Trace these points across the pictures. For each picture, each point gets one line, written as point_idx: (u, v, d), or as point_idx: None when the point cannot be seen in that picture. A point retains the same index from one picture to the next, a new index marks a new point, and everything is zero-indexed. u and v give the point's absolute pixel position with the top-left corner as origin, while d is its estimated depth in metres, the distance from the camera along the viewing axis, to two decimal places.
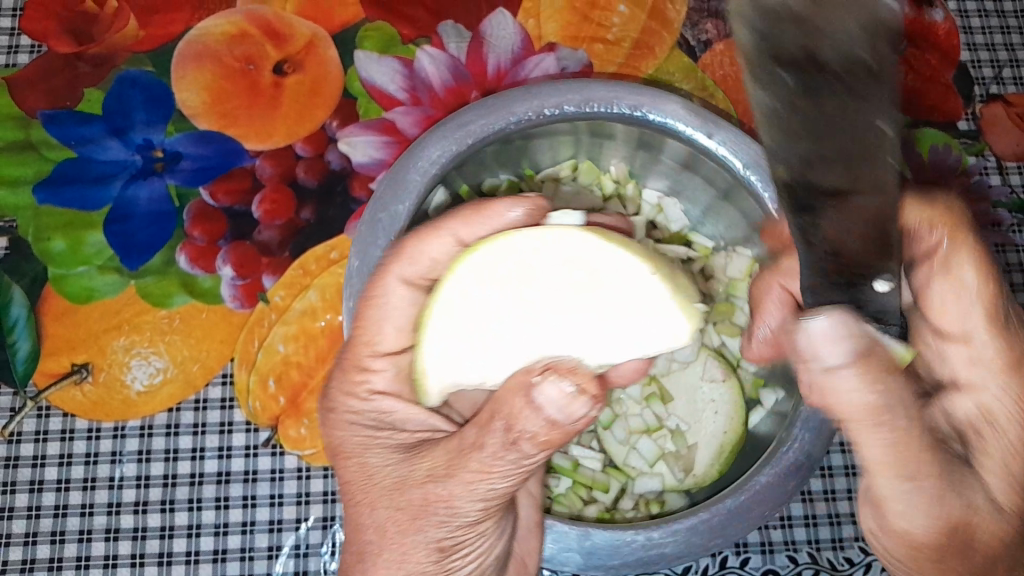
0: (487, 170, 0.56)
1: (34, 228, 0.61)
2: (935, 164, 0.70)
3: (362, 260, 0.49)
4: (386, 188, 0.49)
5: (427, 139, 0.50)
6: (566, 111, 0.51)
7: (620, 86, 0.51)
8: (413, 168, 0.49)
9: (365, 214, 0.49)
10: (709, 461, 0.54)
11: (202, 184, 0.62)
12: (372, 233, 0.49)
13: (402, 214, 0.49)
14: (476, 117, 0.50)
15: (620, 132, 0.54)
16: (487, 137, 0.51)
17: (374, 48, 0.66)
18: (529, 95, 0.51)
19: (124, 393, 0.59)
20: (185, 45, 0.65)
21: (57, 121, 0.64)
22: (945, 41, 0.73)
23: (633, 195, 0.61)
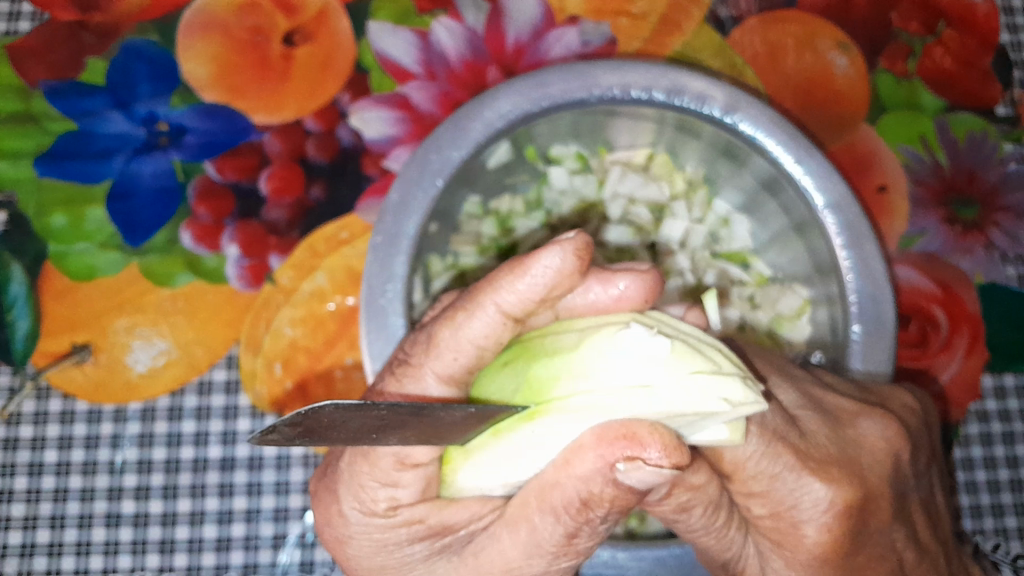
0: (557, 139, 0.53)
1: (34, 203, 0.59)
2: (970, 150, 0.67)
3: (402, 197, 0.45)
4: (446, 127, 0.46)
5: (502, 89, 0.46)
6: (653, 98, 0.46)
7: (720, 84, 0.46)
8: (477, 118, 0.45)
9: (418, 148, 0.46)
10: None
11: (207, 160, 0.60)
12: (420, 171, 0.45)
13: (453, 160, 0.45)
14: (560, 80, 0.46)
15: (708, 135, 0.49)
16: (562, 106, 0.46)
17: (389, 19, 0.63)
18: (622, 69, 0.46)
19: (126, 375, 0.57)
20: (192, 13, 0.63)
21: (58, 91, 0.61)
22: (984, 26, 0.69)
23: (701, 202, 0.58)
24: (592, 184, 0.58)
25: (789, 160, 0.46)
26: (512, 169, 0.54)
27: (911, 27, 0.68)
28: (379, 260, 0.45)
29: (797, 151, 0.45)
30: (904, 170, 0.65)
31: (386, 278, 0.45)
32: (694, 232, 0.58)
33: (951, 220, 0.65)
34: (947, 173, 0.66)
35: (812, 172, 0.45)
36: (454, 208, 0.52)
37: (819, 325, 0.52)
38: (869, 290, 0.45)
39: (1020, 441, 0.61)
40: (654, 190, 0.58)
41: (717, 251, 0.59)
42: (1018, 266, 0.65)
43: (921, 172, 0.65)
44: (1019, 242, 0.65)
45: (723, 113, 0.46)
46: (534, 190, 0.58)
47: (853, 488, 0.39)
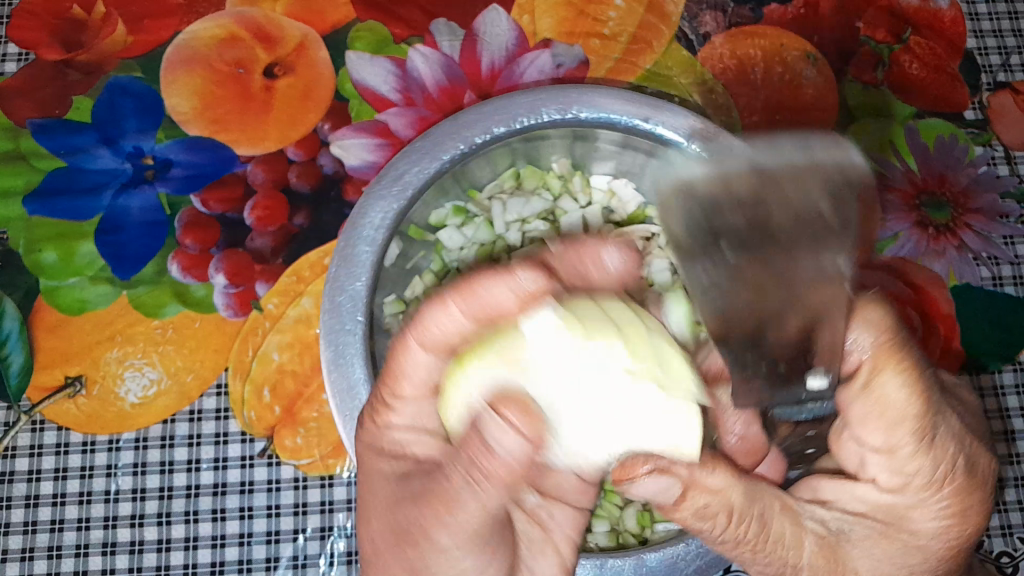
0: (431, 208, 0.56)
1: (25, 240, 0.61)
2: (941, 154, 0.68)
3: (334, 352, 0.47)
4: (339, 266, 0.48)
5: (366, 203, 0.49)
6: (496, 132, 0.51)
7: (542, 94, 0.51)
8: (359, 239, 0.49)
9: (324, 299, 0.48)
10: None
11: (193, 192, 0.62)
12: (334, 320, 0.47)
13: (361, 291, 0.48)
14: (408, 164, 0.50)
15: (555, 133, 0.54)
16: (424, 182, 0.51)
17: (366, 48, 0.65)
18: (453, 127, 0.51)
19: (119, 405, 0.58)
20: (175, 50, 0.64)
21: (46, 130, 0.63)
22: (951, 28, 0.71)
23: (581, 186, 0.61)
24: (483, 228, 0.60)
25: (644, 123, 0.51)
26: (407, 252, 0.57)
27: (878, 35, 0.70)
28: (342, 372, 0.47)
29: (641, 113, 0.51)
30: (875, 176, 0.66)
31: (350, 390, 0.47)
32: (590, 215, 0.61)
33: (924, 224, 0.66)
34: (918, 178, 0.67)
35: (659, 120, 0.51)
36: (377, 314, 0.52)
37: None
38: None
39: (1001, 441, 0.62)
40: (536, 203, 0.61)
41: (617, 221, 0.62)
42: (988, 268, 0.66)
43: (892, 177, 0.67)
44: (990, 242, 0.66)
45: (560, 112, 0.51)
46: (435, 259, 0.60)
47: (927, 428, 0.42)
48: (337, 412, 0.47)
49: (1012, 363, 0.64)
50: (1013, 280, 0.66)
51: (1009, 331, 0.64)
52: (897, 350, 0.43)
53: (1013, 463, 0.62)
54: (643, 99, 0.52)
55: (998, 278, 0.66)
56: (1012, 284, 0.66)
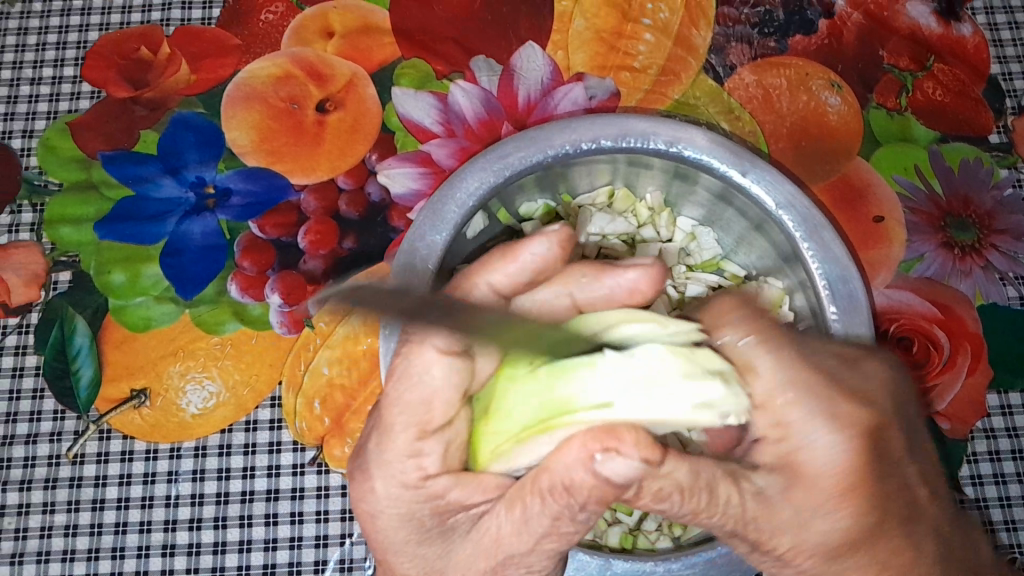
0: (525, 198, 0.59)
1: (96, 262, 0.66)
2: (965, 177, 0.70)
3: (399, 288, 0.49)
4: (425, 217, 0.51)
5: (466, 170, 0.52)
6: (603, 145, 0.53)
7: (656, 121, 0.52)
8: (451, 200, 0.51)
9: (403, 242, 0.50)
10: None
11: (250, 218, 0.66)
12: (411, 262, 0.50)
13: (438, 244, 0.50)
14: (516, 149, 0.52)
15: (657, 164, 0.56)
16: (525, 170, 0.52)
17: (411, 84, 0.70)
18: (567, 128, 0.52)
19: (179, 416, 0.62)
20: (234, 87, 0.69)
21: (115, 161, 0.68)
22: (974, 56, 0.74)
23: (667, 222, 0.63)
24: None
25: (734, 172, 0.52)
26: (488, 233, 0.60)
27: (901, 64, 0.72)
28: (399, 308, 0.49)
29: (735, 163, 0.52)
30: (899, 198, 0.69)
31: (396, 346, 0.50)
32: (666, 250, 0.63)
33: (950, 244, 0.68)
34: (942, 201, 0.69)
35: (758, 176, 0.51)
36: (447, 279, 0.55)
37: (799, 311, 0.57)
38: (838, 272, 0.50)
39: None
40: (622, 224, 0.62)
41: (691, 265, 0.64)
42: (1018, 287, 0.67)
43: (916, 200, 0.69)
44: (1017, 262, 0.68)
45: (667, 144, 0.52)
46: None
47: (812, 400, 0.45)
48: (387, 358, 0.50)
49: None
50: None
51: None
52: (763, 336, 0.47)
53: None
54: (749, 154, 0.52)
55: None
56: None
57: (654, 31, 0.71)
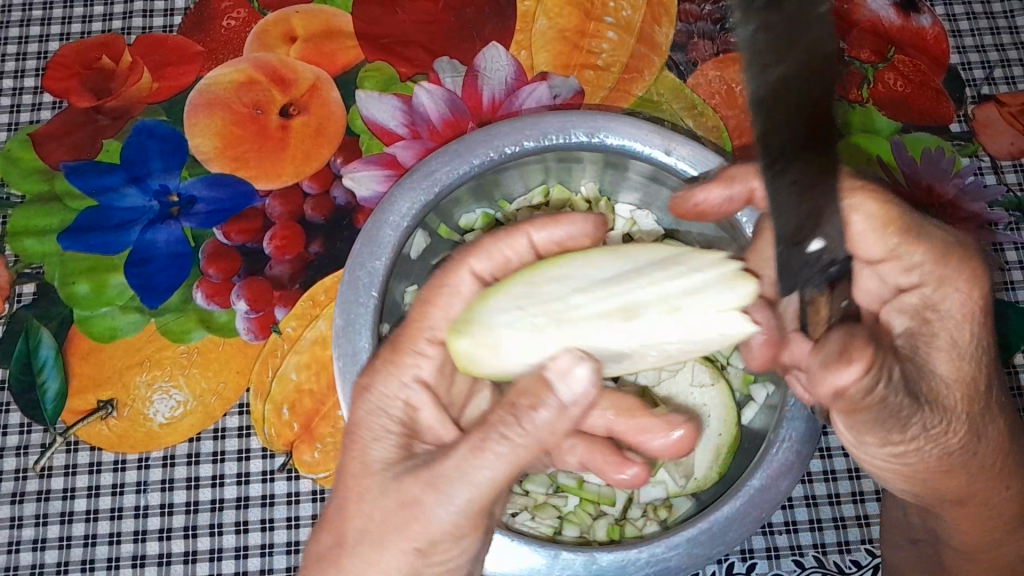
0: (459, 209, 0.60)
1: (60, 273, 0.65)
2: (929, 166, 0.71)
3: (346, 319, 0.51)
4: (362, 245, 0.53)
5: (396, 193, 0.54)
6: (527, 146, 0.55)
7: (572, 116, 0.55)
8: (386, 224, 0.53)
9: (344, 273, 0.52)
10: (707, 464, 0.55)
11: (215, 225, 0.66)
12: (354, 292, 0.52)
13: (379, 270, 0.52)
14: (442, 164, 0.54)
15: (587, 158, 0.58)
16: (454, 182, 0.55)
17: (375, 87, 0.69)
18: (489, 137, 0.55)
19: (147, 425, 0.62)
20: (197, 95, 0.69)
21: (78, 171, 0.67)
22: (934, 46, 0.75)
23: (607, 210, 0.62)
24: None
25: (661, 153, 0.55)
26: (433, 250, 0.61)
27: (862, 56, 0.73)
28: (348, 337, 0.51)
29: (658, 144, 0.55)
30: None
31: (353, 384, 0.50)
32: None
33: None
34: (907, 190, 0.69)
35: (680, 154, 0.55)
36: (395, 302, 0.57)
37: None
38: None
39: None
40: None
41: None
42: None
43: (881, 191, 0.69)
44: (980, 249, 0.69)
45: (586, 136, 0.55)
46: None
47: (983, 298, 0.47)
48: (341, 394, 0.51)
49: (1007, 366, 0.66)
50: (1004, 285, 0.68)
51: (1003, 335, 0.66)
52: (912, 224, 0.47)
53: None
54: (669, 133, 0.55)
55: (989, 283, 0.68)
56: (1004, 289, 0.68)
57: (617, 29, 0.72)
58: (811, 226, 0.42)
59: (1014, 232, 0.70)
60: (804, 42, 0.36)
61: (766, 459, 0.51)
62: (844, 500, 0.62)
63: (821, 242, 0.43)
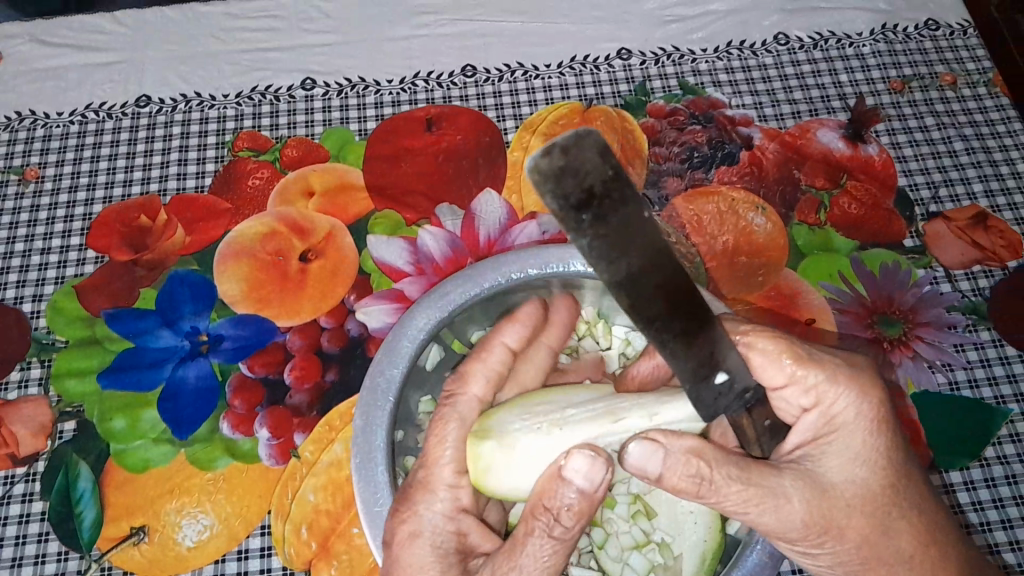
0: (473, 326, 0.66)
1: (99, 409, 0.71)
2: (886, 279, 0.77)
3: (365, 420, 0.57)
4: (383, 355, 0.59)
5: (415, 309, 0.61)
6: (530, 273, 0.62)
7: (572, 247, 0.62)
8: (404, 336, 0.60)
9: (365, 380, 0.58)
10: (694, 569, 0.59)
11: (240, 360, 0.72)
12: (373, 397, 0.58)
13: (396, 376, 0.58)
14: (455, 285, 0.61)
15: (590, 287, 0.64)
16: (465, 302, 0.61)
17: (384, 231, 0.78)
18: (498, 263, 0.62)
19: (176, 550, 0.66)
20: (225, 245, 0.78)
21: (118, 317, 0.75)
22: (882, 172, 0.83)
23: (604, 332, 0.67)
24: None
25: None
26: (447, 362, 0.66)
27: (818, 183, 0.81)
28: (366, 438, 0.56)
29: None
30: (828, 302, 0.76)
31: (373, 489, 0.55)
32: (608, 359, 0.67)
33: (879, 339, 0.74)
34: (867, 301, 0.76)
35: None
36: (408, 408, 0.63)
37: None
38: None
39: (978, 531, 0.67)
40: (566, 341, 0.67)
41: None
42: (944, 373, 0.73)
43: (844, 302, 0.76)
44: (942, 351, 0.74)
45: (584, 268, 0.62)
46: None
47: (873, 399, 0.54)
48: (359, 501, 0.55)
49: (978, 460, 0.70)
50: (967, 383, 0.73)
51: (971, 430, 0.71)
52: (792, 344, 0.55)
53: (991, 552, 0.67)
54: None
55: (953, 382, 0.73)
56: (968, 386, 0.73)
57: None
58: (712, 363, 0.49)
59: (972, 333, 0.76)
60: (638, 240, 0.42)
61: (745, 556, 0.56)
62: None
63: (724, 374, 0.50)
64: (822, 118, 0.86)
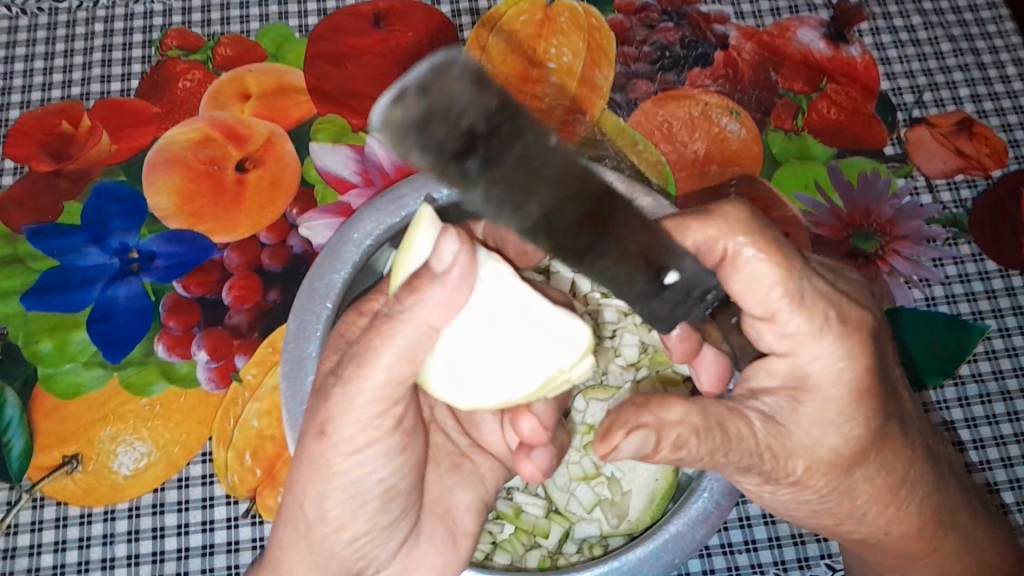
0: None
1: (24, 333, 0.66)
2: (864, 189, 0.73)
3: (300, 325, 0.53)
4: (324, 259, 0.54)
5: (364, 212, 0.55)
6: None
7: (544, 156, 0.57)
8: (349, 241, 0.54)
9: (304, 283, 0.54)
10: (641, 506, 0.56)
11: (175, 279, 0.67)
12: (310, 301, 0.53)
13: (338, 283, 0.54)
14: (411, 190, 0.55)
15: (564, 200, 0.59)
16: (421, 209, 0.56)
17: (327, 138, 0.72)
18: None
19: (112, 478, 0.62)
20: (155, 154, 0.71)
21: (40, 234, 0.69)
22: (865, 74, 0.78)
23: None
24: None
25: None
26: None
27: (796, 87, 0.76)
28: (298, 345, 0.53)
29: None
30: (802, 214, 0.71)
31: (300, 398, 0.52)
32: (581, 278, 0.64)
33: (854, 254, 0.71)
34: (844, 213, 0.72)
35: (641, 206, 0.56)
36: None
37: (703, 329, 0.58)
38: None
39: None
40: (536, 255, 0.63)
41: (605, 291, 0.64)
42: (920, 289, 0.70)
43: (820, 215, 0.72)
44: (920, 265, 0.71)
45: None
46: None
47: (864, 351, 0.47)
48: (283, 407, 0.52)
49: (952, 377, 0.68)
50: (944, 299, 0.70)
51: (943, 348, 0.69)
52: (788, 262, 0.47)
53: None
54: (635, 182, 0.56)
55: (930, 298, 0.70)
56: (945, 302, 0.70)
57: (559, 72, 0.74)
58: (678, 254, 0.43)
59: (952, 247, 0.72)
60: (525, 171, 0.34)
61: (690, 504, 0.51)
62: None
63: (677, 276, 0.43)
64: (803, 15, 0.80)
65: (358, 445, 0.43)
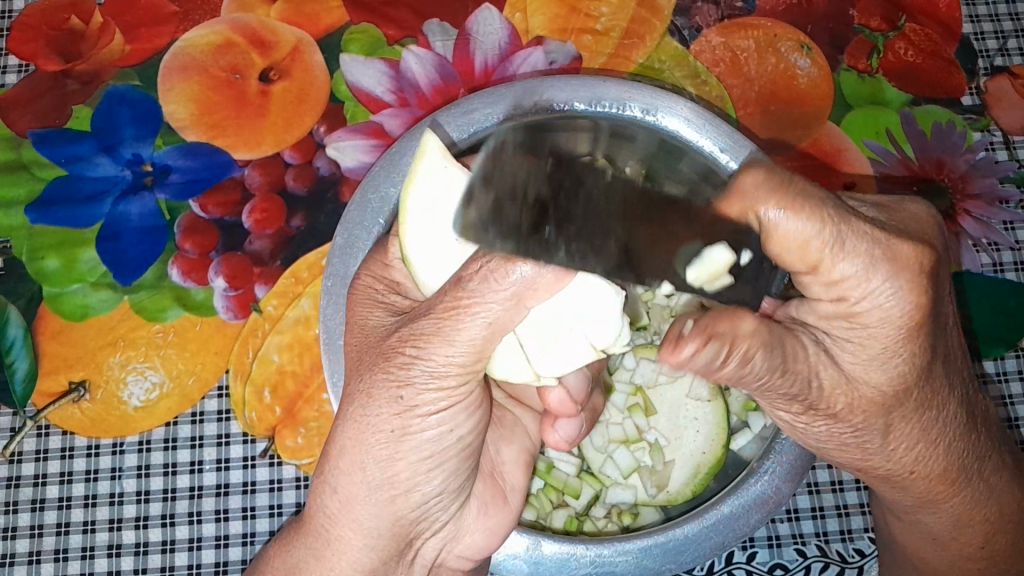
0: None
1: (28, 248, 0.62)
2: (939, 141, 0.68)
3: (347, 240, 0.49)
4: (381, 166, 0.49)
5: (429, 123, 0.50)
6: (576, 107, 0.51)
7: (633, 85, 0.51)
8: (410, 152, 0.49)
9: (356, 193, 0.49)
10: (683, 479, 0.54)
11: (191, 197, 0.62)
12: (362, 215, 0.49)
13: (392, 197, 0.49)
14: (483, 106, 0.51)
15: None
16: (491, 128, 0.51)
17: (360, 50, 0.66)
18: (539, 89, 0.51)
19: (122, 408, 0.59)
20: (171, 57, 0.65)
21: (46, 139, 0.64)
22: (946, 15, 0.71)
23: None
24: None
25: (715, 147, 0.51)
26: None
27: (872, 24, 0.69)
28: (342, 262, 0.49)
29: (714, 137, 0.51)
30: (871, 164, 0.66)
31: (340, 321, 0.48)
32: None
33: None
34: (915, 165, 0.67)
35: (735, 155, 0.50)
36: None
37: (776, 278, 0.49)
38: None
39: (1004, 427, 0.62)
40: None
41: None
42: (989, 253, 0.66)
43: (889, 165, 0.66)
44: (990, 228, 0.66)
45: (641, 112, 0.51)
46: None
47: (922, 256, 0.38)
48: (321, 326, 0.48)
49: (1015, 349, 0.64)
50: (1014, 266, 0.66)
51: (1009, 317, 0.64)
52: (811, 203, 0.36)
53: None
54: (726, 126, 0.51)
55: (998, 264, 0.66)
56: (1013, 269, 0.66)
57: None
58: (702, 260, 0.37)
59: None
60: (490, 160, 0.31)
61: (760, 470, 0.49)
62: (847, 488, 0.60)
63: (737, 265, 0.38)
64: None
65: (434, 386, 0.38)
